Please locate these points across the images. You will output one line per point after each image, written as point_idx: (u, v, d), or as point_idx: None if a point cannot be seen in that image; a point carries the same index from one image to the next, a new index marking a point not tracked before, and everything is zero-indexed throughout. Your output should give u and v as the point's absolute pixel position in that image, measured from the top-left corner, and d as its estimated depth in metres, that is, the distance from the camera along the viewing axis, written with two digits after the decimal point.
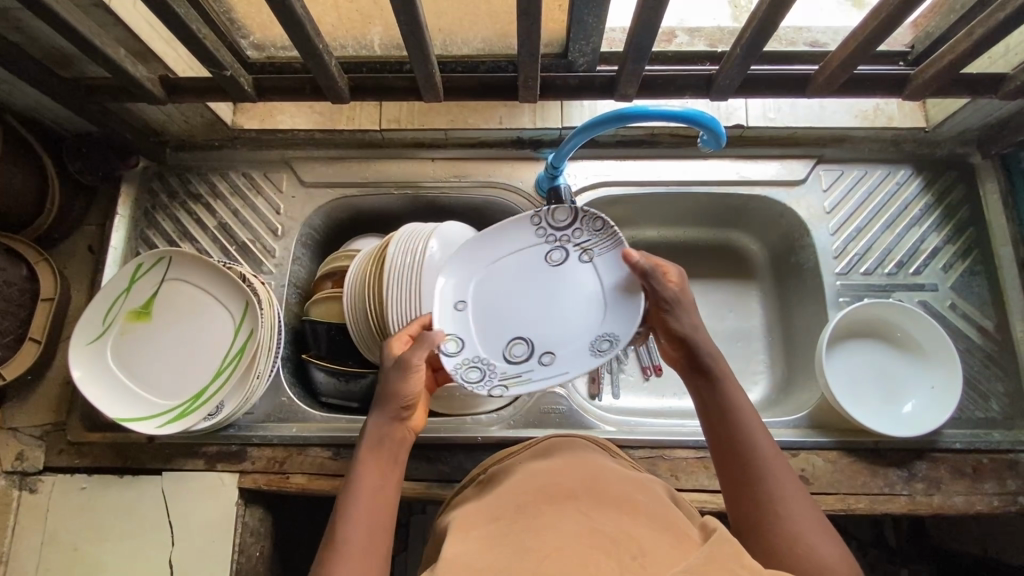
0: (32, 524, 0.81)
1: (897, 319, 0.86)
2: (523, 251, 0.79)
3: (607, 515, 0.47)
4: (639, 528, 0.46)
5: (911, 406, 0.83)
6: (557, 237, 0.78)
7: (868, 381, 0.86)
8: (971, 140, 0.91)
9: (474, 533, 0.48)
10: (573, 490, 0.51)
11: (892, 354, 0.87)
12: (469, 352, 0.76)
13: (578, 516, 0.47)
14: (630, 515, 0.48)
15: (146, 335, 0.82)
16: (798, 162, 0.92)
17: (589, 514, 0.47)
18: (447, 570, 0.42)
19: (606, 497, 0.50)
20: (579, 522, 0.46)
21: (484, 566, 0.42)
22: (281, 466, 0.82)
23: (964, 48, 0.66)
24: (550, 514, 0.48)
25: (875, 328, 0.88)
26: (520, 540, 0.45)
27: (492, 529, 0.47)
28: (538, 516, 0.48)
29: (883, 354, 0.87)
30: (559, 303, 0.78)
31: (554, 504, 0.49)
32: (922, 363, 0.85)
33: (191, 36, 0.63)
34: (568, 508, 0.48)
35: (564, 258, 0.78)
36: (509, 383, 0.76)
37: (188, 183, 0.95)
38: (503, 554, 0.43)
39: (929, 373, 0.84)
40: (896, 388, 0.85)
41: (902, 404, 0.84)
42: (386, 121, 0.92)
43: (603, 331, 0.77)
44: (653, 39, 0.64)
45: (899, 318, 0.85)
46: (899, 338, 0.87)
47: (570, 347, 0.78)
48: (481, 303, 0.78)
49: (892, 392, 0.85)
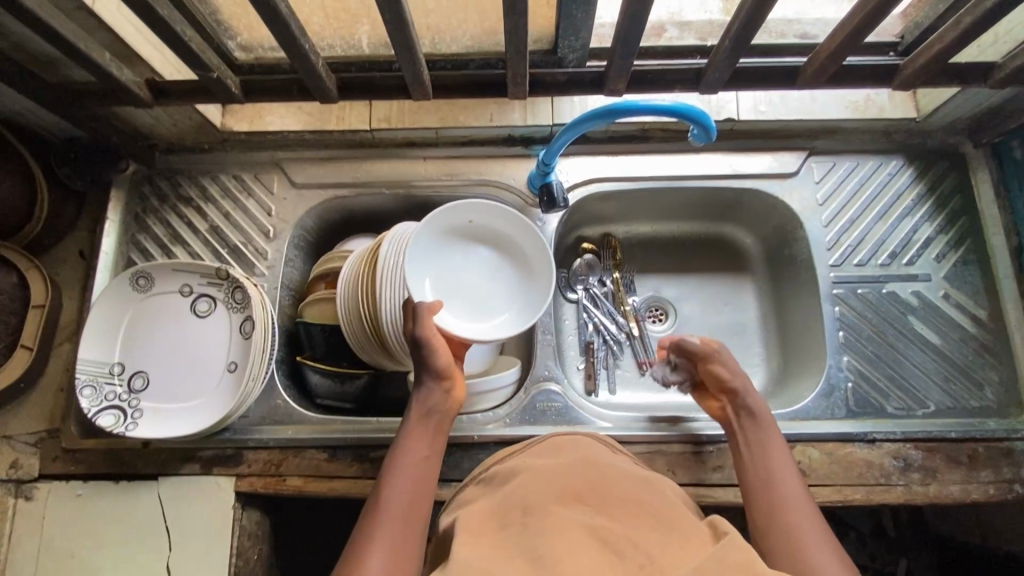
0: (28, 533, 0.81)
1: (512, 231, 0.83)
2: (165, 433, 0.78)
3: (613, 520, 0.48)
4: (644, 535, 0.47)
5: (495, 320, 0.81)
6: (94, 393, 0.79)
7: (468, 297, 0.82)
8: (962, 130, 0.91)
9: (481, 539, 0.48)
10: (578, 493, 0.52)
11: (516, 270, 0.84)
12: (237, 318, 0.83)
13: (586, 522, 0.47)
14: (636, 521, 0.49)
15: (146, 357, 0.82)
16: (789, 154, 0.92)
17: (596, 518, 0.48)
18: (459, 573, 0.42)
19: (612, 503, 0.51)
20: (585, 525, 0.47)
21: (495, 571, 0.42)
22: (277, 468, 0.82)
23: (953, 37, 0.66)
24: (557, 517, 0.48)
25: (497, 242, 0.85)
26: (527, 545, 0.45)
27: (499, 537, 0.48)
28: (543, 519, 0.48)
29: (498, 267, 0.84)
30: (181, 350, 0.83)
31: (560, 507, 0.49)
32: (527, 267, 0.84)
33: (174, 36, 0.63)
34: (574, 513, 0.48)
35: (125, 372, 0.81)
36: (211, 294, 0.84)
37: (178, 186, 0.94)
38: (514, 564, 0.43)
39: (532, 276, 0.83)
40: (467, 300, 0.82)
41: (496, 317, 0.82)
42: (376, 121, 0.91)
43: (191, 308, 0.84)
44: (641, 33, 0.64)
45: (506, 223, 0.83)
46: (517, 251, 0.84)
47: (182, 263, 0.83)
48: (181, 419, 0.80)
49: (525, 300, 0.82)
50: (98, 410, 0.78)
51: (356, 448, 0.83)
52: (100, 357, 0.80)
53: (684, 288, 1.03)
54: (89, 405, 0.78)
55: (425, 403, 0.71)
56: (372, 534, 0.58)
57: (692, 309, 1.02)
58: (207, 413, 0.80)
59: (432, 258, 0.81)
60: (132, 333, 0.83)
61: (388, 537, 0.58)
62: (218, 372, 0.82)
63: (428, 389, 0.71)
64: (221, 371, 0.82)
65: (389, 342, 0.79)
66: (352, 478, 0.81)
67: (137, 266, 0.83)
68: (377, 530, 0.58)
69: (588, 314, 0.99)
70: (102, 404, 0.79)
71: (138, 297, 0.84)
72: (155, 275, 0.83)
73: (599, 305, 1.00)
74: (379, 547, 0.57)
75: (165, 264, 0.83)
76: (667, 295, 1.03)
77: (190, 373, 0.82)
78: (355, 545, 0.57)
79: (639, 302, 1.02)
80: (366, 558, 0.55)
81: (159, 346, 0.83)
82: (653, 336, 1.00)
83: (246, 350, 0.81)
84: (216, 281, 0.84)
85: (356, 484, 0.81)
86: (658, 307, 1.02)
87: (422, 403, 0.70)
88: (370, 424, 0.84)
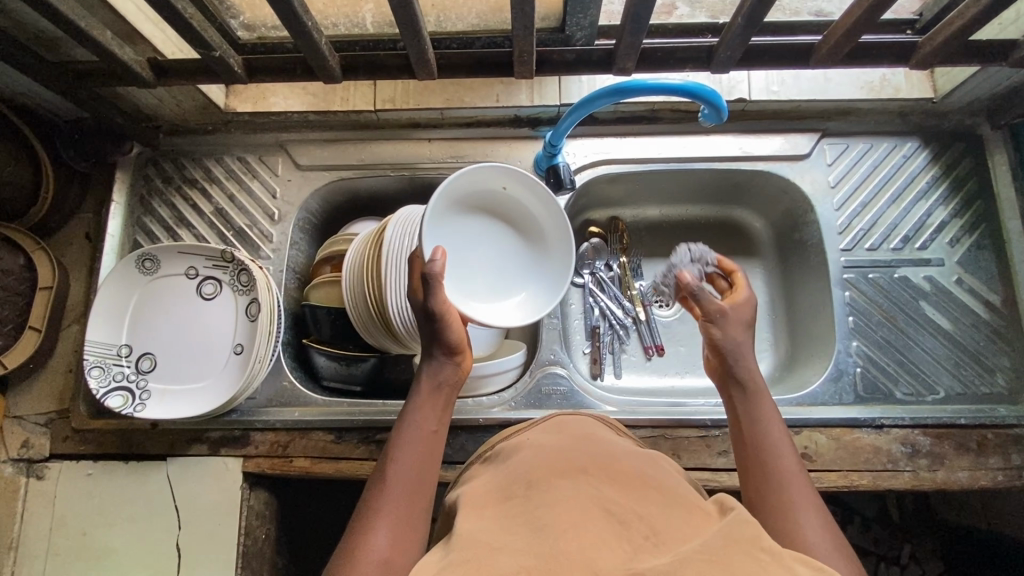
0: (39, 512, 0.82)
1: (538, 212, 0.81)
2: (173, 413, 0.79)
3: (618, 489, 0.48)
4: (650, 508, 0.46)
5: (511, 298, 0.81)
6: (103, 375, 0.79)
7: (479, 269, 0.80)
8: (980, 111, 0.89)
9: (488, 512, 0.48)
10: (584, 465, 0.51)
11: (526, 242, 0.83)
12: (243, 300, 0.83)
13: (589, 490, 0.47)
14: (642, 493, 0.48)
15: (153, 339, 0.82)
16: (801, 136, 0.90)
17: (601, 487, 0.48)
18: (466, 545, 0.42)
19: (617, 474, 0.50)
20: (591, 497, 0.46)
21: (502, 543, 0.42)
22: (284, 449, 0.83)
23: (973, 13, 0.64)
24: (562, 488, 0.48)
25: (494, 204, 0.81)
26: (533, 516, 0.45)
27: (505, 508, 0.48)
28: (548, 491, 0.48)
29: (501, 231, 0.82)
30: (188, 332, 0.83)
31: (566, 479, 0.49)
32: (543, 248, 0.82)
33: (175, 14, 0.62)
34: (579, 484, 0.48)
35: (132, 354, 0.81)
36: (217, 278, 0.84)
37: (182, 167, 0.94)
38: (519, 533, 0.43)
39: (548, 257, 0.82)
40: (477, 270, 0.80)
41: (510, 297, 0.81)
42: (380, 101, 0.90)
43: (197, 292, 0.84)
44: (651, 10, 0.62)
45: (530, 200, 0.81)
46: (520, 211, 0.82)
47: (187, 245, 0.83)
48: (189, 400, 0.80)
49: (537, 264, 0.82)
50: (106, 391, 0.79)
51: (362, 430, 0.83)
52: (106, 339, 0.81)
53: None
54: (97, 385, 0.78)
55: (432, 376, 0.67)
56: (378, 513, 0.55)
57: None
58: (215, 394, 0.80)
59: (449, 231, 0.78)
60: (138, 315, 0.83)
61: (394, 516, 0.55)
62: (226, 354, 0.82)
63: (436, 361, 0.68)
64: (229, 353, 0.82)
65: (393, 324, 0.79)
66: (359, 460, 0.82)
67: (143, 249, 0.83)
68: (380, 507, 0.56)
69: (594, 299, 0.98)
70: (110, 386, 0.79)
71: (144, 279, 0.84)
72: (161, 257, 0.83)
73: (606, 289, 0.99)
74: (380, 521, 0.55)
75: (170, 246, 0.83)
76: None
77: (197, 356, 0.82)
78: (359, 523, 0.55)
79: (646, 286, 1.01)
80: (373, 535, 0.53)
81: (166, 328, 0.83)
82: (660, 322, 0.99)
83: (252, 332, 0.81)
84: (221, 263, 0.84)
85: (363, 465, 0.82)
86: None
87: (431, 377, 0.67)
88: (376, 407, 0.84)
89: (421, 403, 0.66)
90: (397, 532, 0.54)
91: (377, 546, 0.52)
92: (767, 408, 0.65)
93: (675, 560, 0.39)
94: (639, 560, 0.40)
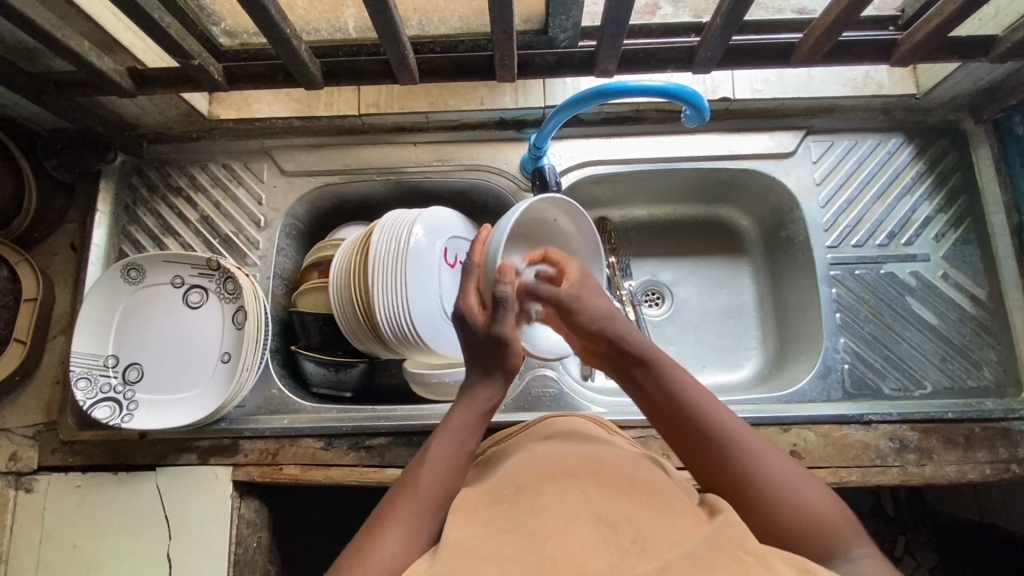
0: (29, 524, 0.82)
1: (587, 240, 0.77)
2: (159, 424, 0.79)
3: (607, 493, 0.48)
4: (638, 510, 0.46)
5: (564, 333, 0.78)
6: (90, 386, 0.79)
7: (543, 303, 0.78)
8: (963, 106, 0.89)
9: (475, 519, 0.48)
10: (572, 469, 0.51)
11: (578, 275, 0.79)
12: (230, 310, 0.83)
13: (577, 494, 0.47)
14: (629, 494, 0.48)
15: (140, 348, 0.82)
16: (786, 134, 0.91)
17: (589, 490, 0.48)
18: (451, 554, 0.42)
19: (605, 478, 0.50)
20: (578, 501, 0.46)
21: (488, 551, 0.42)
22: (274, 457, 0.83)
23: (951, 10, 0.64)
24: (551, 494, 0.47)
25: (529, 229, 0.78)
26: (519, 523, 0.45)
27: (492, 515, 0.48)
28: (536, 496, 0.47)
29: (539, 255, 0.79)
30: (175, 341, 0.83)
31: (553, 484, 0.49)
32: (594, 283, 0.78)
33: (151, 23, 0.62)
34: (567, 488, 0.48)
35: (119, 364, 0.81)
36: (204, 287, 0.84)
37: (167, 175, 0.93)
38: (506, 540, 0.43)
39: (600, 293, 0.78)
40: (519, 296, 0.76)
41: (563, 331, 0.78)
42: (364, 106, 0.90)
43: (184, 300, 0.84)
44: (630, 11, 0.62)
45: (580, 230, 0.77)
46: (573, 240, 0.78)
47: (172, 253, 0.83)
48: (177, 411, 0.80)
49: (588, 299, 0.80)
50: (94, 402, 0.78)
51: (352, 436, 0.83)
52: (92, 350, 0.80)
53: (680, 271, 1.02)
54: (85, 397, 0.78)
55: (484, 399, 0.61)
56: (397, 513, 0.51)
57: (688, 293, 1.01)
58: (203, 404, 0.80)
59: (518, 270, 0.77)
60: (125, 324, 0.83)
61: (412, 520, 0.51)
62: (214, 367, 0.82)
63: (489, 382, 0.62)
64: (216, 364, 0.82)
65: (380, 330, 0.79)
66: (349, 466, 0.82)
67: (129, 258, 0.83)
68: (405, 518, 0.51)
69: None
70: (97, 397, 0.79)
71: (130, 289, 0.83)
72: (147, 267, 0.83)
73: None
74: (396, 535, 0.49)
75: (156, 256, 0.82)
76: (662, 279, 1.02)
77: (183, 367, 0.82)
78: (375, 523, 0.51)
79: (635, 286, 1.01)
80: (385, 540, 0.49)
81: (153, 338, 0.83)
82: (651, 322, 0.99)
83: (239, 341, 0.81)
84: (207, 273, 0.83)
85: (353, 472, 0.82)
86: (655, 291, 1.01)
87: (480, 396, 0.61)
88: (365, 413, 0.84)
89: (465, 416, 0.59)
90: (410, 539, 0.50)
91: (387, 550, 0.48)
92: (681, 375, 0.58)
93: (663, 566, 0.39)
94: (627, 564, 0.40)
